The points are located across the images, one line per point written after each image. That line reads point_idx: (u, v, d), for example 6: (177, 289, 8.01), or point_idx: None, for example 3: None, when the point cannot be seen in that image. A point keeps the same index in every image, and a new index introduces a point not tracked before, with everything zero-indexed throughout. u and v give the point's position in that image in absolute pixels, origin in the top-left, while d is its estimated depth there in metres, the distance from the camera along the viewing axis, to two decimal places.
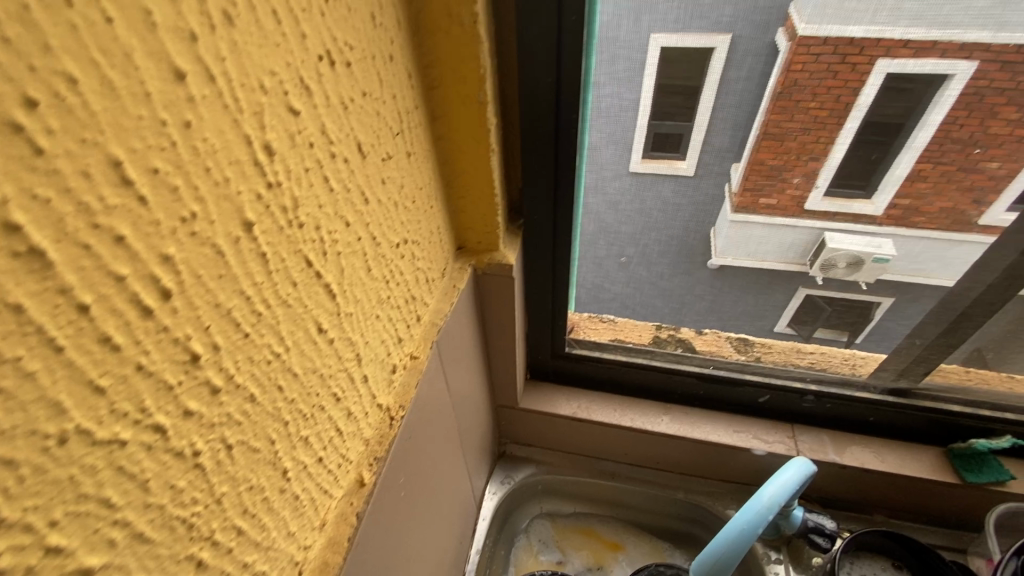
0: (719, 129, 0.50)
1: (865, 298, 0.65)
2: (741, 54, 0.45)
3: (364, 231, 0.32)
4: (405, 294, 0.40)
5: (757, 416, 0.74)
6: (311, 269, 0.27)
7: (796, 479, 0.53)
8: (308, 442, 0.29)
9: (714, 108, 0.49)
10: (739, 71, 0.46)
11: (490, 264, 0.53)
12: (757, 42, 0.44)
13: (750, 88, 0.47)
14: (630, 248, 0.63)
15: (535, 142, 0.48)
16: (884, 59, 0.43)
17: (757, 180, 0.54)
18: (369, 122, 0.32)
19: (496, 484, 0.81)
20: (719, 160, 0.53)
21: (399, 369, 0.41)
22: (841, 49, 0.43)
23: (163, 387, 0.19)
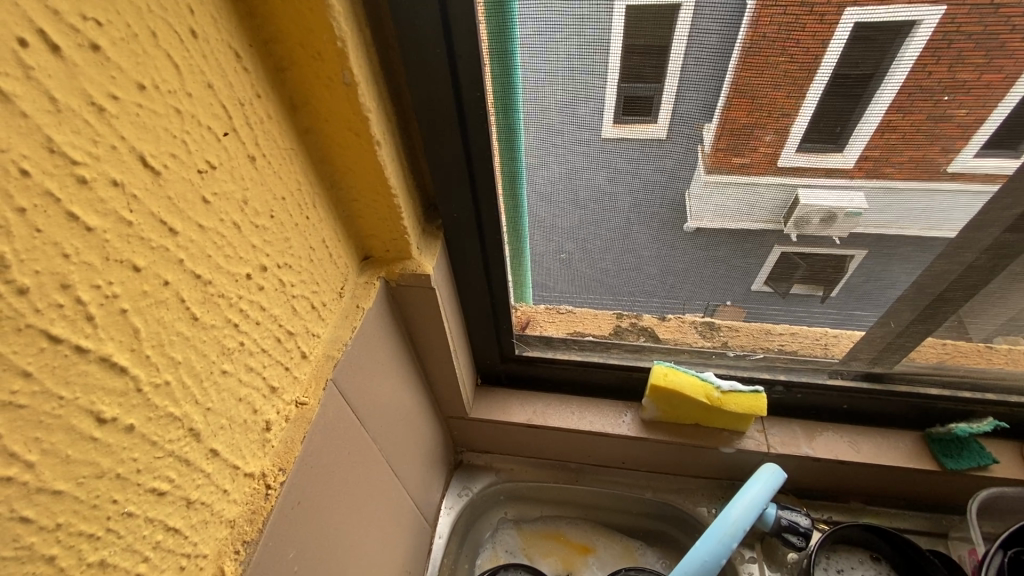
0: (688, 98, 0.40)
1: (839, 254, 0.52)
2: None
3: (177, 272, 0.25)
4: (276, 332, 0.33)
5: None
6: (63, 346, 0.19)
7: (760, 500, 0.48)
8: (106, 566, 0.22)
9: (683, 72, 0.38)
10: (705, 21, 0.36)
11: (403, 274, 0.45)
12: None
13: (717, 50, 0.37)
14: (570, 242, 0.54)
15: (439, 130, 0.40)
16: (852, 8, 0.34)
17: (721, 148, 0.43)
18: (160, 124, 0.23)
19: (453, 497, 0.75)
20: (691, 138, 0.43)
21: (277, 424, 0.33)
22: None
23: None
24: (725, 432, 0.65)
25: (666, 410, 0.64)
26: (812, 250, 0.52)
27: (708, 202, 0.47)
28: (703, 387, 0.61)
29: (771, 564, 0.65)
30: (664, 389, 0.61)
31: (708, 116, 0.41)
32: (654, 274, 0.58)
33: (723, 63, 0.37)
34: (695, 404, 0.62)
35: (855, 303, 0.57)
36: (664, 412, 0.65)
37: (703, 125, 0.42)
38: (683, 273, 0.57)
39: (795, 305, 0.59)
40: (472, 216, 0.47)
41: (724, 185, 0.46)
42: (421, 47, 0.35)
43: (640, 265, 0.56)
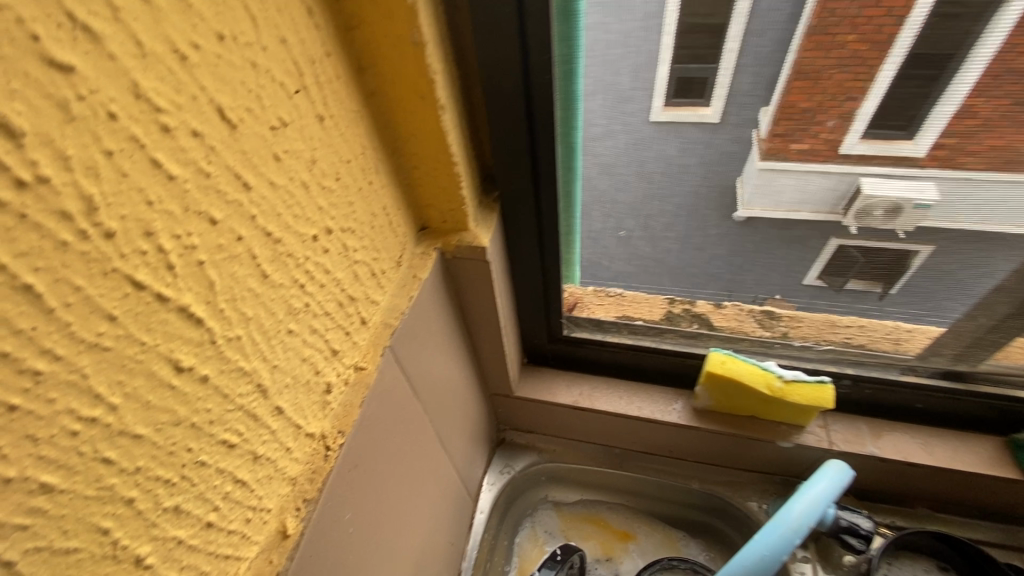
0: (746, 77, 0.42)
1: (901, 248, 0.52)
2: None
3: (249, 228, 0.24)
4: (338, 296, 0.33)
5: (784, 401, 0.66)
6: (146, 293, 0.20)
7: (825, 496, 0.45)
8: (182, 511, 0.23)
9: (741, 52, 0.40)
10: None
11: (459, 246, 0.45)
12: None
13: (778, 25, 0.38)
14: (631, 220, 0.55)
15: (503, 97, 0.38)
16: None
17: (783, 133, 0.44)
18: (237, 76, 0.23)
19: (495, 474, 0.75)
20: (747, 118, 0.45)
21: (337, 387, 0.34)
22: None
23: None
24: (784, 426, 0.62)
25: (720, 399, 0.62)
26: (872, 244, 0.53)
27: (766, 189, 0.50)
28: (764, 376, 0.58)
29: (826, 566, 0.61)
30: (720, 377, 0.59)
31: (768, 98, 0.42)
32: (713, 254, 0.59)
33: (787, 45, 0.39)
34: (755, 395, 0.59)
35: (926, 301, 0.57)
36: (718, 401, 0.62)
37: (760, 109, 0.44)
38: (750, 253, 0.59)
39: (857, 303, 0.61)
40: (530, 189, 0.46)
41: (780, 174, 0.48)
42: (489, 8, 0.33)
43: (703, 244, 0.58)
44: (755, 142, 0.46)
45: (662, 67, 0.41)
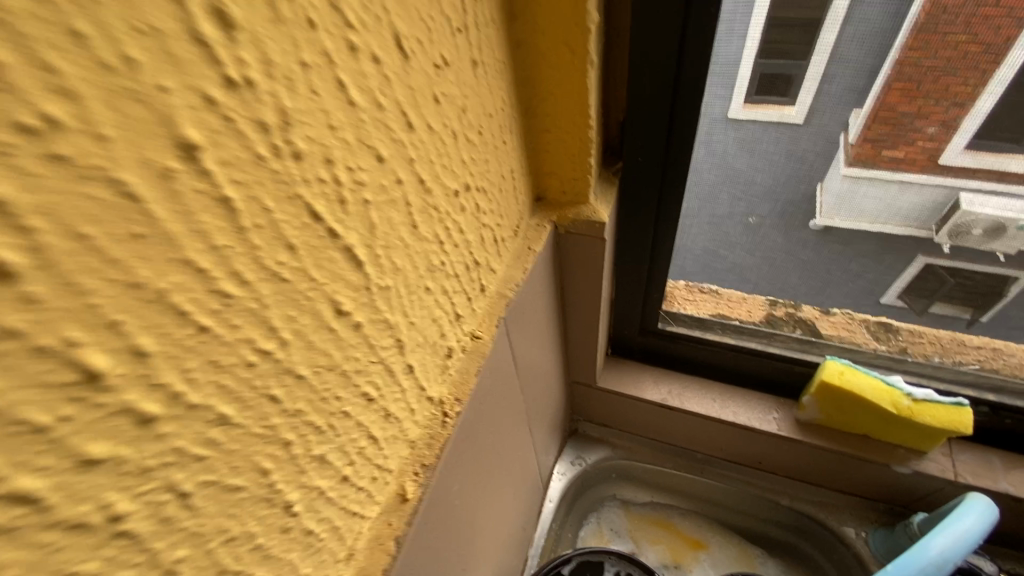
0: (842, 71, 0.40)
1: (1001, 274, 0.53)
2: None
3: (408, 171, 0.23)
4: (467, 258, 0.31)
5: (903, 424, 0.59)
6: (322, 226, 0.18)
7: (970, 536, 0.39)
8: (325, 461, 0.22)
9: (838, 42, 0.39)
10: None
11: (576, 220, 0.42)
12: None
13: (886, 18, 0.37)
14: (766, 205, 0.51)
15: (651, 55, 0.36)
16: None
17: (875, 134, 0.44)
18: (414, 3, 0.21)
19: (567, 464, 0.72)
20: (833, 115, 0.43)
21: (456, 352, 0.32)
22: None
23: (27, 431, 0.11)
24: (902, 450, 0.56)
25: (830, 413, 0.56)
26: (965, 265, 0.53)
27: (853, 199, 0.50)
28: (889, 393, 0.52)
29: None
30: (836, 390, 0.53)
31: (859, 100, 0.42)
32: (806, 262, 0.57)
33: (886, 45, 0.39)
34: (878, 412, 0.53)
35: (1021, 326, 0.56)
36: (828, 415, 0.56)
37: (850, 112, 0.43)
38: (853, 260, 0.56)
39: (941, 329, 0.59)
40: (659, 161, 0.42)
41: (876, 181, 0.48)
42: None
43: (789, 249, 0.56)
44: (842, 148, 0.45)
45: (746, 65, 0.40)
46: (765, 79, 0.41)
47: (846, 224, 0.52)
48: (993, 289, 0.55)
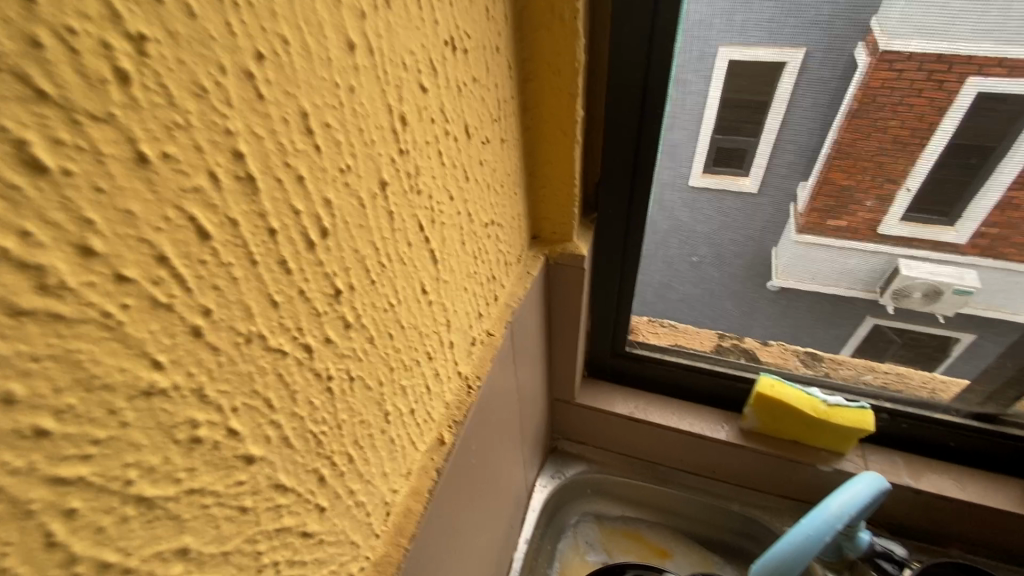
0: (798, 125, 0.50)
1: (944, 334, 0.65)
2: (822, 58, 0.46)
3: (462, 207, 0.35)
4: (487, 272, 0.43)
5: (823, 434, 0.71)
6: (422, 233, 0.30)
7: (863, 496, 0.51)
8: (405, 392, 0.32)
9: (790, 106, 0.50)
10: (832, 71, 0.47)
11: (562, 253, 0.55)
12: (847, 45, 0.45)
13: (844, 88, 0.47)
14: (703, 247, 0.63)
15: (619, 137, 0.51)
16: (975, 76, 0.45)
17: (823, 204, 0.55)
18: (475, 106, 0.34)
19: (547, 478, 0.81)
20: (793, 175, 0.54)
21: (478, 342, 0.43)
22: (926, 66, 0.44)
23: (313, 313, 0.22)
24: (824, 452, 0.68)
25: (766, 421, 0.68)
26: (909, 327, 0.66)
27: (806, 264, 0.61)
28: (809, 401, 0.65)
29: None
30: (769, 398, 0.66)
31: (807, 172, 0.53)
32: (767, 298, 0.67)
33: (826, 126, 0.50)
34: (801, 417, 0.65)
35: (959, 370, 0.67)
36: (764, 422, 0.69)
37: (799, 182, 0.54)
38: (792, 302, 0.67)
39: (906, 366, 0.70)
40: (623, 213, 0.57)
41: (820, 247, 0.59)
42: (623, 77, 0.47)
43: (756, 294, 0.67)
44: (793, 215, 0.57)
45: (703, 138, 0.53)
46: (721, 152, 0.54)
47: (801, 284, 0.64)
48: (941, 347, 0.66)
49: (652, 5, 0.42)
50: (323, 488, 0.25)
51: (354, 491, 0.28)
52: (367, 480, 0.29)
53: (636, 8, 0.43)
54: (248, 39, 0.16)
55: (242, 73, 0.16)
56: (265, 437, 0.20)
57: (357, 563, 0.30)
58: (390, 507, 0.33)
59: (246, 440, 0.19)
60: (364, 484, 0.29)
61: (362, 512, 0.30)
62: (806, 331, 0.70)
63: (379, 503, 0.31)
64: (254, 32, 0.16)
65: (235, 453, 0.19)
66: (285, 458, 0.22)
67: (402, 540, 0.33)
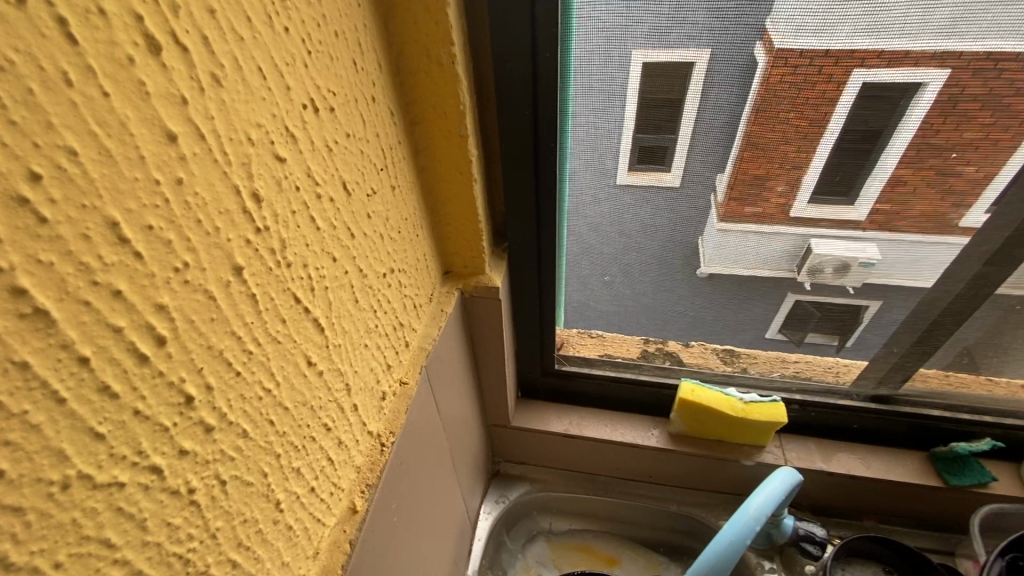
0: (698, 155, 0.53)
1: (854, 303, 0.63)
2: (720, 65, 0.46)
3: (351, 265, 0.34)
4: (392, 322, 0.42)
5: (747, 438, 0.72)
6: (300, 305, 0.29)
7: (775, 495, 0.54)
8: (300, 473, 0.30)
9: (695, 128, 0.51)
10: (707, 103, 0.49)
11: (476, 287, 0.54)
12: (734, 54, 0.46)
13: (722, 121, 0.50)
14: (613, 267, 0.65)
15: (518, 169, 0.51)
16: (859, 69, 0.44)
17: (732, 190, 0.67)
18: (353, 160, 0.33)
19: (491, 504, 0.80)
20: (684, 198, 0.56)
21: (388, 395, 0.42)
22: (819, 60, 0.44)
23: (158, 429, 0.20)
24: (746, 446, 0.72)
25: (691, 423, 0.71)
26: (827, 300, 0.64)
27: (721, 249, 0.60)
28: (727, 401, 0.68)
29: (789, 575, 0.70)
30: (691, 402, 0.68)
31: (723, 165, 0.53)
32: (688, 308, 0.69)
33: (739, 116, 0.49)
34: (722, 417, 0.68)
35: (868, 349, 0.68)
36: (690, 426, 0.72)
37: (716, 174, 0.54)
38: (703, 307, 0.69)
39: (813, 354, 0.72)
40: (533, 240, 0.57)
41: (738, 234, 0.58)
42: (513, 111, 0.47)
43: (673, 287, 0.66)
44: (714, 206, 0.56)
45: (625, 140, 0.52)
46: (645, 150, 0.53)
47: (729, 269, 0.62)
48: (852, 316, 0.65)
49: (532, 44, 0.43)
50: None
51: None
52: None
53: (517, 44, 0.43)
54: (14, 160, 0.14)
55: (12, 200, 0.14)
56: None
57: None
58: None
59: None
60: None
61: None
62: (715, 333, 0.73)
63: None
64: (20, 152, 0.14)
65: None
66: None
67: None
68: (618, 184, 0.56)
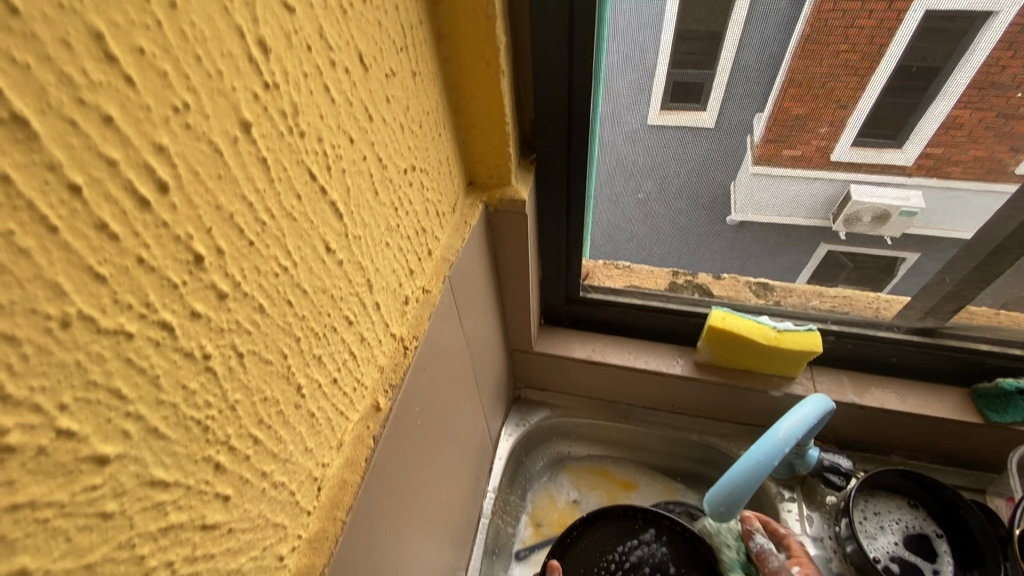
0: (741, 82, 0.49)
1: (892, 255, 0.63)
2: None
3: (370, 151, 0.32)
4: (414, 225, 0.40)
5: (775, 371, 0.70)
6: (315, 183, 0.27)
7: (809, 419, 0.52)
8: (322, 362, 0.29)
9: (736, 57, 0.48)
10: (762, 24, 0.45)
11: (501, 200, 0.52)
12: None
13: (768, 56, 0.47)
14: (648, 181, 0.60)
15: (548, 65, 0.47)
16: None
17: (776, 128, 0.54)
18: (370, 31, 0.30)
19: (512, 427, 0.81)
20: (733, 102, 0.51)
21: (411, 301, 0.41)
22: None
23: (167, 284, 0.19)
24: (775, 378, 0.70)
25: (720, 352, 0.69)
26: (861, 250, 0.64)
27: (751, 198, 0.60)
28: (760, 329, 0.66)
29: (809, 504, 0.70)
30: (721, 331, 0.66)
31: (763, 103, 0.50)
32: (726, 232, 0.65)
33: (785, 49, 0.46)
34: (753, 346, 0.66)
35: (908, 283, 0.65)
36: (717, 355, 0.70)
37: (755, 113, 0.52)
38: (746, 249, 0.68)
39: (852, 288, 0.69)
40: (563, 150, 0.53)
41: (766, 177, 0.57)
42: None
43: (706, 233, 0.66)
44: (750, 146, 0.54)
45: (660, 70, 0.50)
46: (678, 87, 0.51)
47: (762, 217, 0.61)
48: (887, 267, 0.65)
49: None
50: (221, 476, 0.23)
51: (267, 473, 0.26)
52: (285, 459, 0.27)
53: None
54: None
55: None
56: (121, 432, 0.17)
57: (286, 544, 0.28)
58: (321, 482, 0.31)
59: (92, 439, 0.17)
60: (281, 463, 0.27)
61: (284, 492, 0.27)
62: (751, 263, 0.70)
63: (306, 480, 0.29)
64: None
65: (79, 457, 0.16)
66: (157, 451, 0.19)
67: (339, 512, 0.32)
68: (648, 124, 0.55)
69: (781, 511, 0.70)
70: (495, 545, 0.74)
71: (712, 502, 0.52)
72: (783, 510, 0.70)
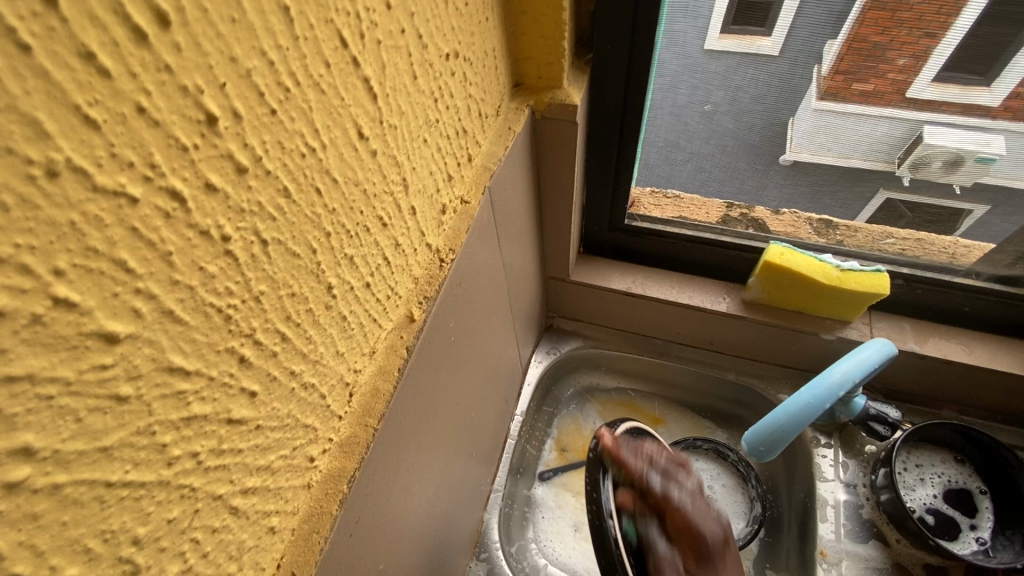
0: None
1: (955, 206, 0.58)
2: None
3: (408, 24, 0.27)
4: (455, 124, 0.36)
5: (831, 315, 0.65)
6: (347, 52, 0.23)
7: (870, 361, 0.49)
8: (354, 263, 0.27)
9: None
10: None
11: (551, 104, 0.46)
12: None
13: None
14: (719, 92, 0.54)
15: None
16: None
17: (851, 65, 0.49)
18: None
19: (543, 353, 0.80)
20: None
21: (449, 211, 0.38)
22: None
23: (175, 146, 0.16)
24: (829, 321, 0.66)
25: (772, 290, 0.65)
26: (922, 199, 0.59)
27: (813, 135, 0.55)
28: (820, 267, 0.61)
29: (846, 451, 0.68)
30: (776, 268, 0.61)
31: (836, 29, 0.47)
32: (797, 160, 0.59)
33: None
34: (811, 285, 0.61)
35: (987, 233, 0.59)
36: (769, 293, 0.65)
37: (826, 41, 0.48)
38: (824, 190, 0.61)
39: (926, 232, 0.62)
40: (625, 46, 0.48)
41: (843, 116, 0.52)
42: None
43: (763, 173, 0.61)
44: (816, 79, 0.50)
45: None
46: (743, 7, 0.47)
47: (815, 157, 0.57)
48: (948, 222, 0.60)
49: None
50: (248, 370, 0.21)
51: (297, 373, 0.24)
52: (315, 361, 0.25)
53: None
54: None
55: None
56: (131, 311, 0.16)
57: (317, 446, 0.27)
58: (353, 389, 0.30)
59: (97, 313, 0.15)
60: (311, 364, 0.25)
61: (314, 394, 0.26)
62: (822, 199, 0.62)
63: (337, 385, 0.28)
64: None
65: (83, 332, 0.14)
66: (175, 336, 0.17)
67: (370, 421, 0.31)
68: (705, 48, 0.50)
69: (816, 456, 0.68)
70: (520, 464, 0.75)
71: (752, 439, 0.50)
72: (818, 455, 0.68)
